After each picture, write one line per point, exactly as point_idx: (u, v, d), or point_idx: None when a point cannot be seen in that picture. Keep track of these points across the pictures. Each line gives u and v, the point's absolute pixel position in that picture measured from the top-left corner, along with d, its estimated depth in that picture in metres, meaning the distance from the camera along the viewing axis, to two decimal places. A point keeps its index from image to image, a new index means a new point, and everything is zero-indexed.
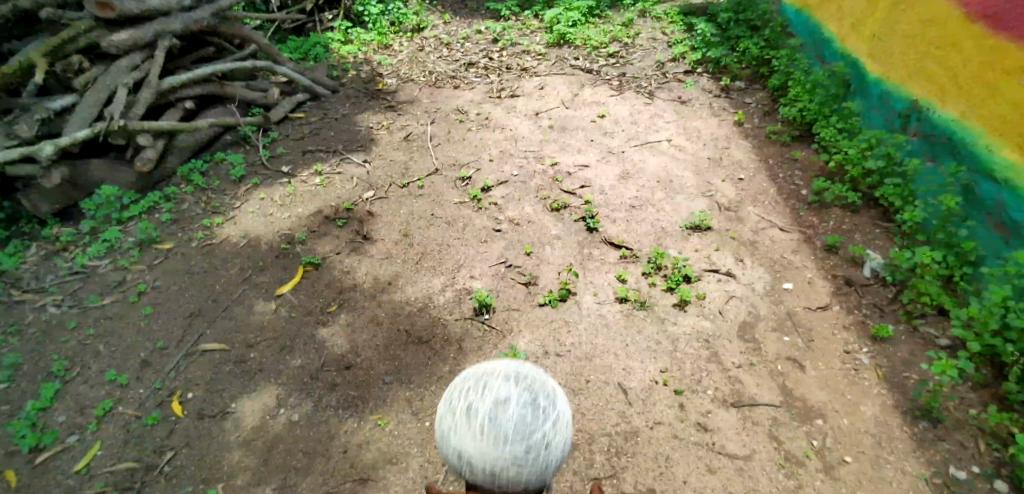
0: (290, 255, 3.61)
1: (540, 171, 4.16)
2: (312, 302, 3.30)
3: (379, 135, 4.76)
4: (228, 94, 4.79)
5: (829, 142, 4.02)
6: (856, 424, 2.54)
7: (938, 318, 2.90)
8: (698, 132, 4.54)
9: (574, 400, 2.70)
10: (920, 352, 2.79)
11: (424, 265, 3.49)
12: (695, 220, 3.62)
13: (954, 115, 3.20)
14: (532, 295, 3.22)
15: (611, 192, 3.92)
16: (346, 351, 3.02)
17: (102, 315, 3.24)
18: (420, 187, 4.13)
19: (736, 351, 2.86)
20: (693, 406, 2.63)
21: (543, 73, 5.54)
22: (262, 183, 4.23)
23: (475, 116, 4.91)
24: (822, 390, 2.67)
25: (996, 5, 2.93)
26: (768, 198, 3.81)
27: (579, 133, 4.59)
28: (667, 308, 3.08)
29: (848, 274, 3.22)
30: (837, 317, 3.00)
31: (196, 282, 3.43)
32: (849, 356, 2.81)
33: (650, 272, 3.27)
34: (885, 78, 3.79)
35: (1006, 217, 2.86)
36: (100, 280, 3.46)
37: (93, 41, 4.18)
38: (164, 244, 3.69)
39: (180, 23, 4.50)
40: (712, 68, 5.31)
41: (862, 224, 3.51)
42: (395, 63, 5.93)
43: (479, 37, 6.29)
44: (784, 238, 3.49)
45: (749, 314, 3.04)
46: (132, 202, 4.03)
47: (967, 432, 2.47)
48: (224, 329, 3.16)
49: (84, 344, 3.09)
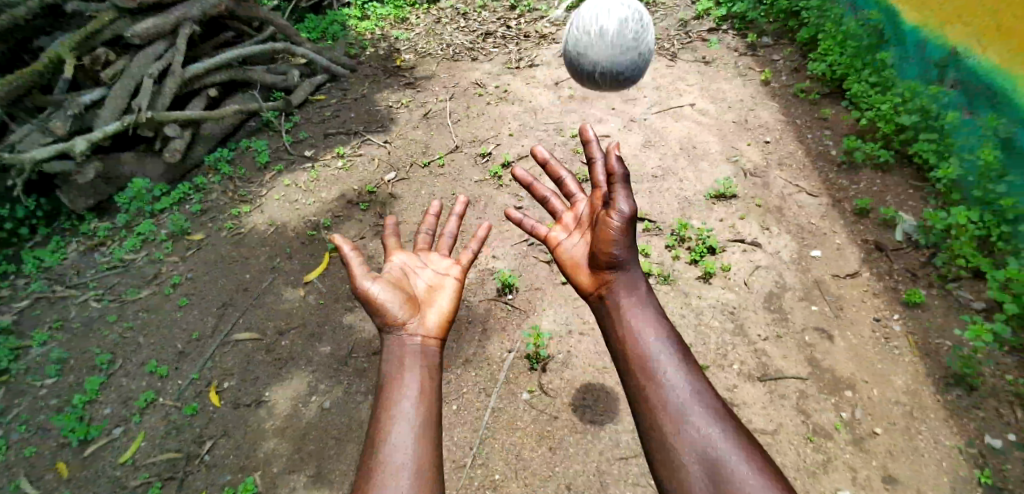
0: (316, 241, 3.67)
1: (561, 144, 4.10)
2: (339, 288, 3.37)
3: (398, 115, 4.75)
4: (250, 79, 4.82)
5: (861, 97, 3.87)
6: (886, 393, 2.49)
7: (973, 281, 2.81)
8: (723, 93, 4.39)
9: (598, 378, 2.73)
10: (954, 317, 2.71)
11: (447, 246, 3.51)
12: (720, 188, 3.53)
13: (996, 62, 3.02)
14: (554, 273, 3.22)
15: (633, 162, 3.85)
16: (374, 336, 3.09)
17: (140, 309, 3.37)
18: (440, 166, 4.12)
19: (762, 322, 2.81)
20: (717, 380, 2.61)
21: (562, 39, 5.40)
22: (285, 169, 4.29)
23: (493, 90, 4.84)
24: (851, 360, 2.62)
25: None
26: (796, 161, 3.69)
27: (600, 101, 4.49)
28: (691, 280, 3.03)
29: (880, 238, 3.11)
30: (868, 283, 2.91)
31: (227, 272, 3.53)
32: (880, 324, 2.74)
33: (674, 244, 3.21)
34: (923, 24, 3.57)
35: None
36: (136, 274, 3.60)
37: (117, 33, 4.28)
38: (195, 236, 3.80)
39: (198, 9, 4.52)
40: (739, 24, 5.10)
41: (896, 183, 3.38)
42: (412, 38, 5.86)
43: (496, 5, 6.15)
44: (812, 203, 3.38)
45: (776, 283, 2.97)
46: (162, 194, 4.16)
47: (1002, 399, 2.42)
48: (256, 318, 3.26)
49: (124, 337, 3.24)
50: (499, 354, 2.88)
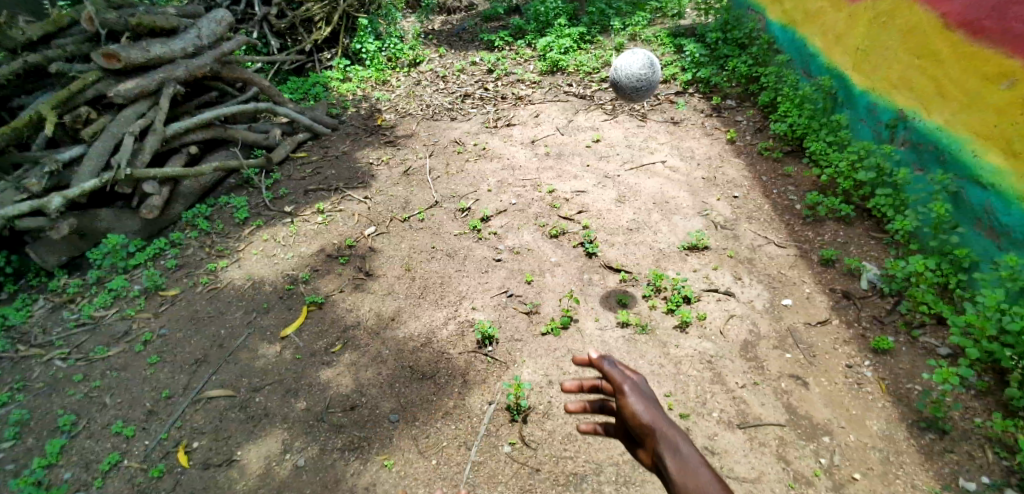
0: (293, 295, 3.66)
1: (538, 198, 4.21)
2: (316, 342, 3.33)
3: (378, 171, 4.84)
4: (231, 137, 4.89)
5: (820, 155, 4.09)
6: (863, 439, 2.53)
7: (936, 327, 2.89)
8: (692, 151, 4.60)
9: (579, 429, 2.70)
10: (922, 362, 2.77)
11: (427, 299, 3.52)
12: (692, 240, 3.65)
13: (938, 123, 3.22)
14: (534, 324, 3.24)
15: (609, 216, 3.96)
16: (350, 391, 3.04)
17: (108, 367, 3.28)
18: (421, 220, 4.18)
19: (739, 371, 2.86)
20: (698, 430, 2.63)
21: (538, 100, 5.64)
22: (265, 224, 4.31)
23: (472, 147, 4.99)
24: (826, 406, 2.66)
25: (974, 14, 2.98)
26: (763, 214, 3.84)
27: (575, 158, 4.65)
28: (668, 330, 3.09)
29: (846, 287, 3.23)
30: (837, 330, 3.00)
31: (202, 327, 3.48)
32: (852, 370, 2.81)
33: (650, 294, 3.30)
34: (870, 89, 3.82)
35: (996, 221, 2.85)
36: (107, 331, 3.51)
37: (100, 91, 4.34)
38: (169, 291, 3.75)
39: (184, 69, 4.63)
40: (703, 88, 5.40)
41: (858, 235, 3.52)
42: (393, 98, 6.05)
43: (473, 68, 6.41)
44: (781, 254, 3.51)
45: (750, 332, 3.04)
46: (137, 249, 4.11)
47: (974, 442, 2.44)
48: (230, 374, 3.19)
49: (91, 396, 3.14)
50: (480, 406, 2.86)
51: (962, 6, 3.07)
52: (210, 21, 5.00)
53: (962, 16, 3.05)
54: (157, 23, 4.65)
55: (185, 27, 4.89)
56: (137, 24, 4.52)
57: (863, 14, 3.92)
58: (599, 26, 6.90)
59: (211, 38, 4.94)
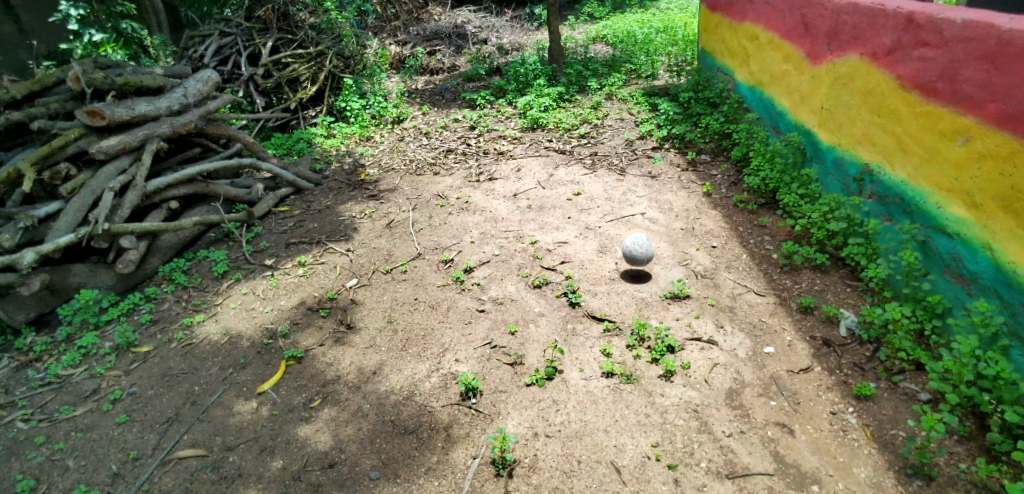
0: (272, 349, 3.58)
1: (520, 250, 4.25)
2: (294, 397, 3.25)
3: (361, 224, 4.86)
4: (213, 191, 4.89)
5: (794, 207, 4.22)
6: (851, 487, 2.50)
7: (916, 373, 2.92)
8: (670, 204, 4.72)
9: (566, 483, 2.63)
10: (904, 408, 2.79)
11: (409, 351, 3.48)
12: (674, 289, 3.69)
13: (902, 176, 3.36)
14: (518, 376, 3.21)
15: (591, 266, 4.00)
16: (329, 448, 2.93)
17: (74, 427, 3.15)
18: (403, 272, 4.18)
19: (725, 419, 2.84)
20: (687, 481, 2.58)
21: (519, 155, 5.78)
22: (245, 277, 4.26)
23: (455, 201, 5.05)
24: (813, 454, 2.65)
25: (926, 76, 3.12)
26: (741, 264, 3.92)
27: (556, 211, 4.74)
28: (653, 379, 3.08)
29: (826, 334, 3.27)
30: (820, 378, 3.02)
31: (175, 384, 3.38)
32: (836, 417, 2.81)
33: (634, 343, 3.30)
34: (837, 144, 3.99)
35: (964, 268, 2.92)
36: (74, 389, 3.39)
37: (82, 148, 4.37)
38: (142, 347, 3.65)
39: (169, 126, 4.66)
40: (679, 144, 5.60)
41: (834, 283, 3.60)
42: (376, 154, 6.15)
43: (456, 125, 6.58)
44: (760, 302, 3.56)
45: (734, 380, 3.04)
46: (111, 304, 4.02)
47: (961, 488, 2.42)
48: (203, 433, 3.08)
49: (54, 459, 2.99)
50: (464, 461, 2.79)
51: (914, 68, 3.21)
52: (196, 81, 5.09)
53: (916, 78, 3.19)
54: (143, 83, 4.76)
55: (171, 86, 4.98)
56: (123, 84, 4.64)
57: (825, 75, 4.13)
58: (577, 86, 7.19)
59: (197, 98, 5.02)
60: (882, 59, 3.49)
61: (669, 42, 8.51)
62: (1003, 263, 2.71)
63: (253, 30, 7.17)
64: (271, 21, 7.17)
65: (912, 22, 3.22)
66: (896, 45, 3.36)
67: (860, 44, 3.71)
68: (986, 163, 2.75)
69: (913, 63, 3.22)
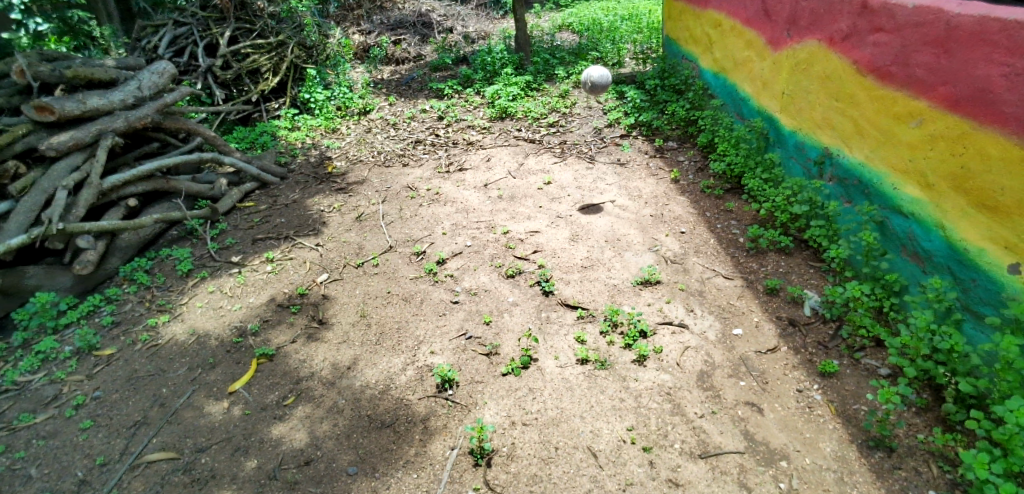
0: (241, 348, 3.52)
1: (493, 240, 4.26)
2: (267, 395, 3.20)
3: (330, 218, 4.79)
4: (173, 188, 4.75)
5: (758, 191, 4.32)
6: (817, 461, 2.60)
7: (875, 349, 3.04)
8: (639, 191, 4.77)
9: (544, 469, 2.67)
10: (865, 383, 2.89)
11: (384, 345, 3.46)
12: (645, 275, 3.75)
13: (860, 158, 3.46)
14: (494, 365, 3.23)
15: (563, 254, 4.04)
16: (305, 445, 2.91)
17: (35, 435, 3.05)
18: (375, 265, 4.14)
19: (697, 401, 2.91)
20: (662, 462, 2.65)
21: (489, 145, 5.76)
22: (211, 275, 4.17)
23: (425, 192, 5.01)
24: (781, 431, 2.74)
25: (881, 61, 3.21)
26: (709, 248, 4.01)
27: (528, 200, 4.75)
28: (627, 364, 3.14)
29: (791, 314, 3.37)
30: (786, 357, 3.11)
31: (142, 387, 3.29)
32: (802, 394, 2.91)
33: (607, 330, 3.34)
34: (798, 129, 4.09)
35: (919, 247, 3.04)
36: (34, 396, 3.27)
37: (31, 144, 4.19)
38: (105, 351, 3.55)
39: (124, 121, 4.50)
40: (646, 131, 5.67)
41: (798, 265, 3.71)
42: (343, 146, 6.06)
43: (424, 116, 6.51)
44: (728, 285, 3.65)
45: (705, 362, 3.12)
46: (69, 307, 3.88)
47: (919, 457, 2.53)
48: (173, 435, 3.01)
49: (15, 468, 2.89)
50: (442, 452, 2.80)
51: (869, 53, 3.30)
52: (151, 73, 4.92)
53: (871, 63, 3.29)
54: (95, 75, 4.59)
55: (125, 78, 4.82)
56: (72, 76, 4.48)
57: (785, 61, 4.22)
58: (545, 75, 7.19)
59: (152, 90, 4.85)
60: (839, 44, 3.58)
61: (634, 29, 8.57)
62: (955, 240, 2.82)
63: (209, 19, 6.97)
64: (228, 10, 6.95)
65: (866, 8, 3.30)
66: (852, 32, 3.44)
67: (817, 31, 3.80)
68: (938, 145, 2.86)
69: (868, 48, 3.31)
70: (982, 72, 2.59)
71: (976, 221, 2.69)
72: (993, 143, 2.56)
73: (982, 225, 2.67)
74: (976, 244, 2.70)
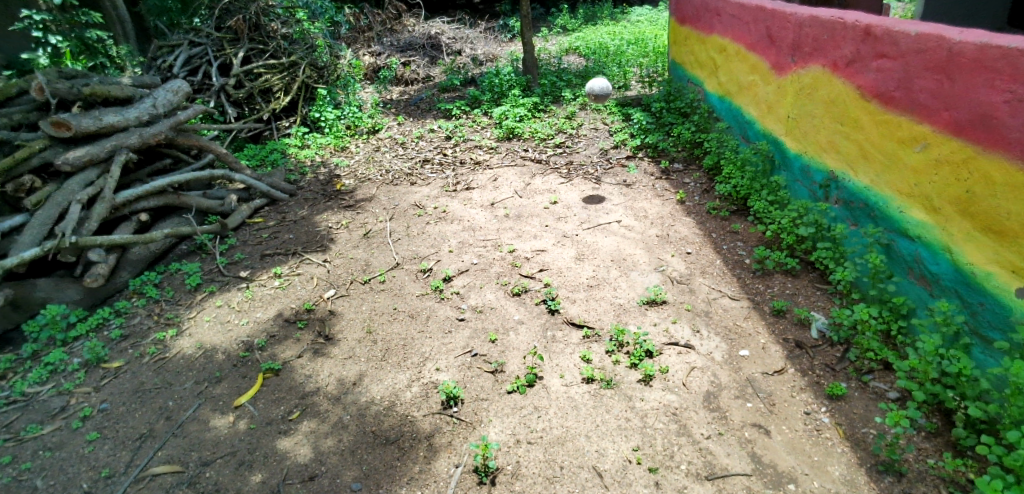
0: (248, 363, 3.53)
1: (499, 258, 4.28)
2: (273, 410, 3.20)
3: (337, 235, 4.83)
4: (184, 203, 4.81)
5: (764, 213, 4.34)
6: (825, 485, 2.57)
7: (884, 372, 3.02)
8: (645, 211, 4.80)
9: (549, 489, 2.65)
10: (874, 406, 2.87)
11: (389, 362, 3.46)
12: (651, 295, 3.76)
13: (866, 182, 3.48)
14: (499, 383, 3.23)
15: (569, 273, 4.05)
16: (309, 460, 2.90)
17: (41, 446, 3.05)
18: (381, 282, 4.17)
19: (703, 422, 2.90)
20: (668, 483, 2.62)
21: (496, 165, 5.82)
22: (219, 290, 4.20)
23: (432, 210, 5.06)
24: (789, 454, 2.71)
25: (884, 86, 3.25)
26: (716, 269, 4.02)
27: (534, 219, 4.78)
28: (633, 384, 3.13)
29: (798, 336, 3.36)
30: (794, 379, 3.10)
31: (148, 400, 3.30)
32: (810, 417, 2.89)
33: (613, 349, 3.34)
34: (803, 152, 4.13)
35: (926, 270, 3.04)
36: (41, 407, 3.28)
37: (47, 159, 4.26)
38: (112, 363, 3.56)
39: (138, 137, 4.55)
40: (652, 152, 5.72)
41: (804, 287, 3.71)
42: (352, 164, 6.13)
43: (432, 135, 6.59)
44: (734, 306, 3.65)
45: (711, 383, 3.11)
46: (78, 319, 3.91)
47: (929, 482, 2.50)
48: (178, 448, 3.01)
49: (21, 479, 2.89)
50: (446, 469, 2.78)
51: (873, 79, 3.34)
52: (166, 91, 4.98)
53: (875, 88, 3.32)
54: (111, 93, 4.67)
55: (140, 96, 4.89)
56: (89, 94, 4.57)
57: (790, 85, 4.27)
58: (552, 97, 7.29)
59: (166, 107, 4.91)
60: (843, 69, 3.63)
61: (640, 53, 8.69)
62: (962, 264, 2.82)
63: (223, 40, 7.11)
64: (242, 31, 7.13)
65: (869, 35, 3.35)
66: (855, 57, 3.49)
67: (821, 56, 3.85)
68: (943, 169, 2.87)
69: (872, 74, 3.35)
70: (985, 98, 2.61)
71: (983, 244, 2.70)
72: (998, 168, 2.57)
73: (988, 248, 2.67)
74: (983, 267, 2.70)
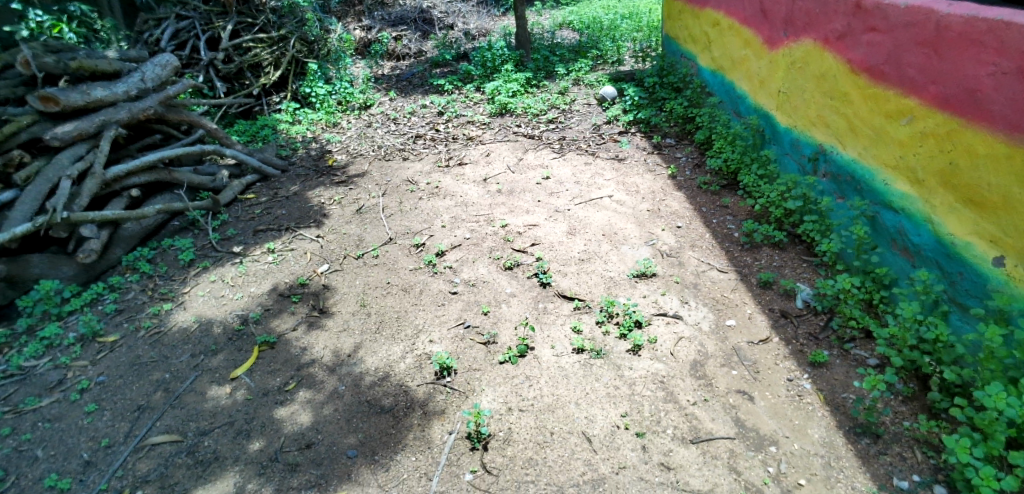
0: (243, 336, 3.58)
1: (491, 233, 4.32)
2: (270, 381, 3.26)
3: (330, 210, 4.85)
4: (175, 180, 4.78)
5: (753, 187, 4.39)
6: (806, 447, 2.66)
7: (865, 340, 3.10)
8: (636, 186, 4.84)
9: (539, 453, 2.73)
10: (853, 373, 2.96)
11: (384, 334, 3.52)
12: (641, 268, 3.82)
13: (853, 155, 3.52)
14: (492, 354, 3.29)
15: (560, 247, 4.10)
16: (306, 428, 2.97)
17: (41, 418, 3.11)
18: (375, 257, 4.20)
19: (690, 389, 2.98)
20: (655, 447, 2.71)
21: (488, 140, 5.82)
22: (212, 265, 4.22)
23: (425, 186, 5.07)
24: (772, 419, 2.80)
25: (874, 60, 3.27)
26: (705, 242, 4.08)
27: (526, 195, 4.81)
28: (622, 354, 3.21)
29: (784, 306, 3.43)
30: (778, 348, 3.18)
31: (145, 372, 3.35)
32: (793, 383, 2.97)
33: (603, 320, 3.41)
34: (794, 127, 4.16)
35: (909, 241, 3.10)
36: (38, 381, 3.33)
37: (36, 134, 4.21)
38: (108, 338, 3.60)
39: (127, 112, 4.55)
40: (645, 128, 5.73)
41: (791, 259, 3.77)
42: (344, 140, 6.11)
43: (424, 111, 6.57)
44: (723, 278, 3.72)
45: (698, 352, 3.19)
46: (73, 295, 3.93)
47: (904, 443, 2.59)
48: (176, 419, 3.06)
49: (21, 449, 2.95)
50: (440, 437, 2.86)
51: (863, 52, 3.36)
52: (155, 65, 4.94)
53: (865, 62, 3.34)
54: (99, 67, 4.63)
55: (128, 70, 4.86)
56: (77, 67, 4.52)
57: (782, 60, 4.29)
58: (545, 72, 7.27)
59: (156, 82, 4.89)
60: (834, 43, 3.64)
61: (634, 27, 8.65)
62: (943, 235, 2.88)
63: (211, 14, 7.03)
64: (230, 5, 7.02)
65: (860, 9, 3.36)
66: (846, 31, 3.51)
67: (813, 30, 3.86)
68: (927, 142, 2.91)
69: (862, 47, 3.37)
70: (971, 71, 2.64)
71: (964, 216, 2.75)
72: (980, 141, 2.62)
73: (969, 220, 2.73)
74: (964, 238, 2.76)
